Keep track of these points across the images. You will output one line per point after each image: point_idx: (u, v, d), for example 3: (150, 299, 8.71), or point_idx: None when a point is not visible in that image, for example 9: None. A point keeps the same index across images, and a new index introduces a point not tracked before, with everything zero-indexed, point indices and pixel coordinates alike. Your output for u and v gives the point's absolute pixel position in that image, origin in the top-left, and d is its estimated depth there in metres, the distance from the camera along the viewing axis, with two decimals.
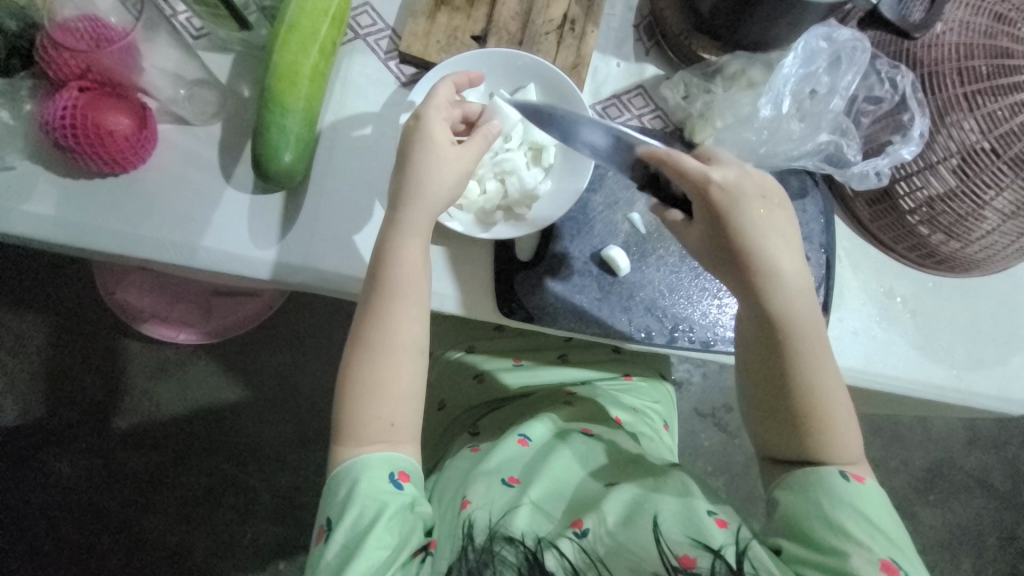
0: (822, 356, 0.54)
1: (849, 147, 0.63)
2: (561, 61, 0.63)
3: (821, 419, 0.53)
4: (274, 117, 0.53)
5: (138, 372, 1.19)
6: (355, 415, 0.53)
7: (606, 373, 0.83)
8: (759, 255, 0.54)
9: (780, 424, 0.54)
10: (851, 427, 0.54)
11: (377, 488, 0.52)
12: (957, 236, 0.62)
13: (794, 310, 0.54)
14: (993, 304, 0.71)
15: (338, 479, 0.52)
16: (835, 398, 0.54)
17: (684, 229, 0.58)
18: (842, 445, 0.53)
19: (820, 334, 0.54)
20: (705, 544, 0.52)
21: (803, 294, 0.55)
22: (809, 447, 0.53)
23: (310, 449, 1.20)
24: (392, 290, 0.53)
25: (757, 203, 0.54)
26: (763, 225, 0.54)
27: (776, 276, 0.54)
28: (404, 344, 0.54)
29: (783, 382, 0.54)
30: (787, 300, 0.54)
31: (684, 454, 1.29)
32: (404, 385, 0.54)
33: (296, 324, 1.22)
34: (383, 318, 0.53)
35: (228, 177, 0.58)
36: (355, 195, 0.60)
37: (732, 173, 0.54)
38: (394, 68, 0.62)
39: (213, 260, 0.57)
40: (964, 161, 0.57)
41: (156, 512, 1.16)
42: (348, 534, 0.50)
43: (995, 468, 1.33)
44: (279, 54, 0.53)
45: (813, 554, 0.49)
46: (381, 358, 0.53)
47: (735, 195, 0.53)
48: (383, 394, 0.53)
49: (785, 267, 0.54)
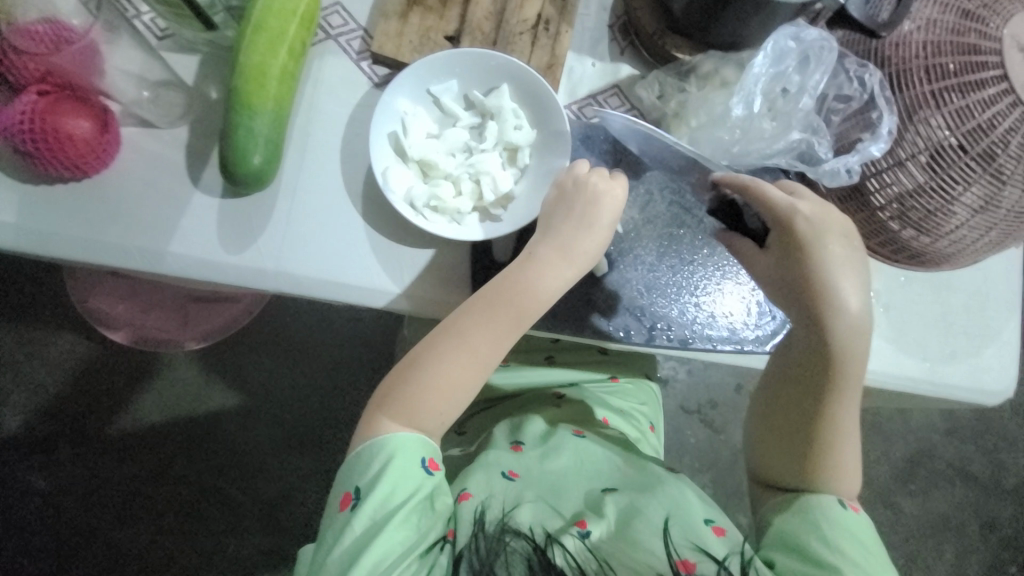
0: (851, 398, 0.55)
1: (820, 145, 0.63)
2: (535, 61, 0.63)
3: (832, 454, 0.55)
4: (241, 120, 0.51)
5: (113, 383, 1.16)
6: (417, 403, 0.53)
7: (592, 374, 0.82)
8: (826, 286, 0.54)
9: (793, 444, 0.57)
10: (853, 469, 0.56)
11: (409, 471, 0.52)
12: (927, 231, 0.63)
13: (850, 355, 0.54)
14: (964, 297, 0.73)
15: (375, 452, 0.52)
16: (848, 440, 0.56)
17: (750, 255, 0.60)
18: (843, 478, 0.55)
19: (859, 380, 0.55)
20: (709, 553, 0.52)
21: (863, 341, 0.55)
22: (809, 468, 0.55)
23: (294, 456, 1.18)
24: (472, 322, 0.54)
25: (838, 241, 0.55)
26: (839, 263, 0.54)
27: (840, 313, 0.54)
28: (482, 365, 0.54)
29: (811, 408, 0.56)
30: (848, 341, 0.54)
31: (671, 451, 1.30)
32: (461, 389, 0.54)
33: (278, 330, 1.20)
34: (480, 331, 0.54)
35: (195, 181, 0.57)
36: (327, 198, 0.59)
37: (824, 211, 0.55)
38: (366, 69, 0.62)
39: (182, 267, 0.56)
40: (934, 157, 0.59)
41: (137, 526, 1.14)
42: (376, 511, 0.50)
43: (972, 457, 1.37)
44: (246, 54, 0.52)
45: (811, 567, 0.50)
46: (460, 363, 0.53)
47: (820, 230, 0.55)
48: (451, 394, 0.53)
49: (854, 310, 0.54)
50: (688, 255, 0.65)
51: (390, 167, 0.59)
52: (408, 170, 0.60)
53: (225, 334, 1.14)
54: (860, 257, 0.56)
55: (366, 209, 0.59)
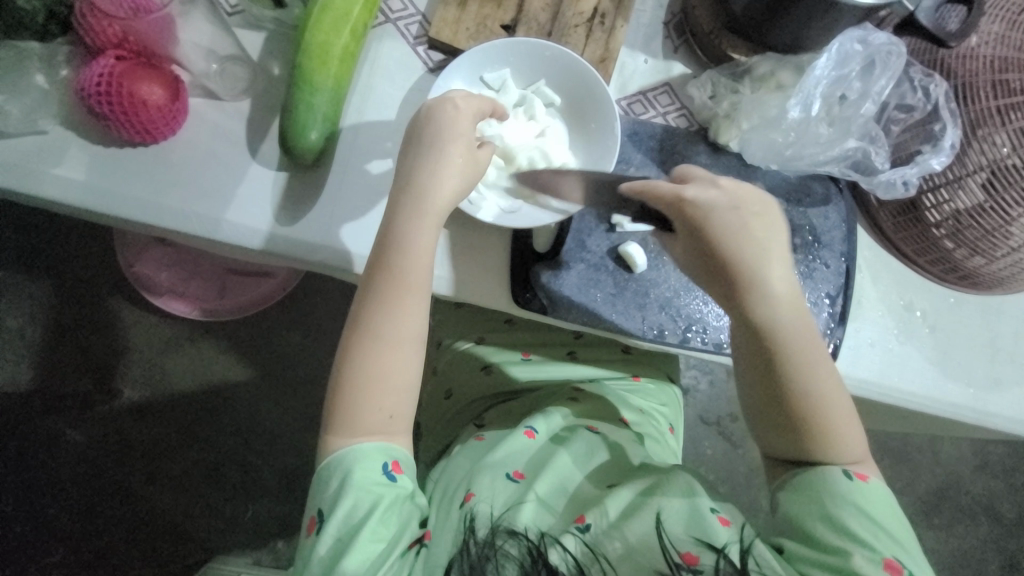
0: (817, 361, 0.53)
1: (877, 154, 0.62)
2: (589, 54, 0.63)
3: (820, 425, 0.52)
4: (303, 95, 0.53)
5: (152, 346, 1.21)
6: (355, 409, 0.53)
7: (615, 372, 0.82)
8: (738, 275, 0.52)
9: (778, 432, 0.54)
10: (853, 424, 0.53)
11: (371, 478, 0.52)
12: (982, 252, 0.60)
13: (782, 321, 0.52)
14: (1015, 323, 0.70)
15: (330, 473, 0.53)
16: (836, 402, 0.53)
17: (675, 250, 0.58)
18: (845, 449, 0.52)
19: (812, 342, 0.53)
20: (710, 544, 0.52)
21: (793, 304, 0.53)
22: (806, 449, 0.53)
23: (314, 431, 1.21)
24: (398, 293, 0.53)
25: (734, 217, 0.53)
26: (747, 241, 0.52)
27: (758, 290, 0.52)
28: (404, 336, 0.54)
29: (776, 394, 0.53)
30: (772, 314, 0.52)
31: (687, 460, 1.29)
32: (404, 376, 0.54)
33: (305, 308, 1.23)
34: (385, 309, 0.53)
35: (254, 153, 0.59)
36: (379, 177, 0.60)
37: (715, 191, 0.53)
38: (421, 54, 0.63)
39: (233, 234, 0.58)
40: (992, 177, 0.56)
41: (160, 482, 1.18)
42: (342, 529, 0.51)
43: (1002, 495, 1.31)
44: (311, 33, 0.53)
45: (815, 553, 0.49)
46: (383, 349, 0.53)
47: (710, 213, 0.52)
48: (384, 383, 0.53)
49: (773, 279, 0.52)
50: None
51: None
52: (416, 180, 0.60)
53: (258, 308, 1.18)
54: (767, 221, 0.53)
55: None
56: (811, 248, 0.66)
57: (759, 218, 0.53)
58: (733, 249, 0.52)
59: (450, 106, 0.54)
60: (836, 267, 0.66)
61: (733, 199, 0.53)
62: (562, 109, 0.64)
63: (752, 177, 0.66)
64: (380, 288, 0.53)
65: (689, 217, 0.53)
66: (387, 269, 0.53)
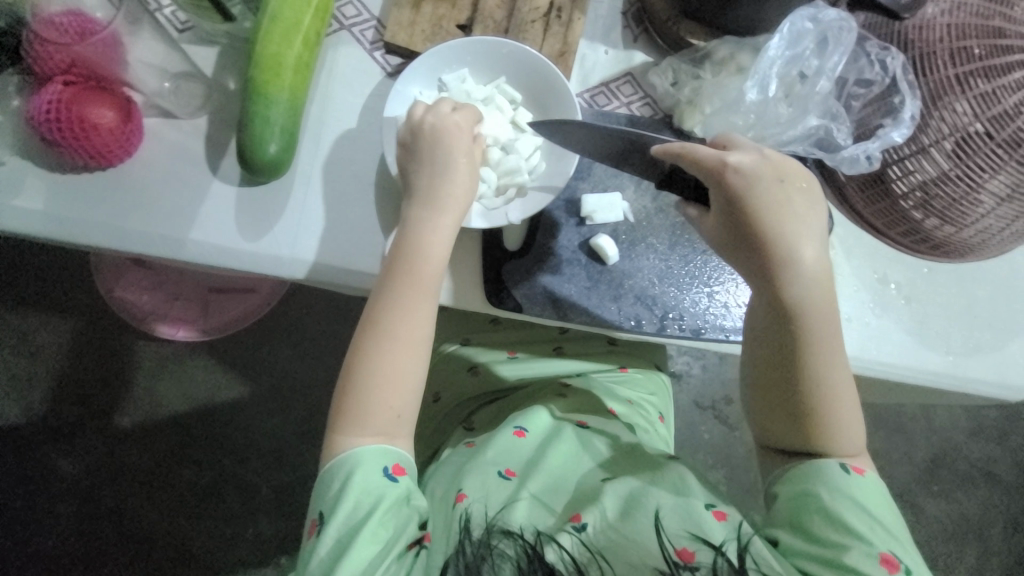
0: (835, 348, 0.52)
1: (838, 131, 0.61)
2: (547, 49, 0.63)
3: (823, 409, 0.52)
4: (258, 108, 0.53)
5: (141, 371, 1.20)
6: (363, 407, 0.53)
7: (601, 365, 0.82)
8: (776, 242, 0.51)
9: (786, 412, 0.53)
10: (856, 421, 0.53)
11: (374, 481, 0.52)
12: (951, 220, 0.61)
13: (810, 297, 0.51)
14: (990, 288, 0.71)
15: (332, 476, 0.53)
16: (840, 388, 0.53)
17: (702, 220, 0.57)
18: (842, 436, 0.52)
19: (835, 326, 0.52)
20: (707, 540, 0.51)
21: (825, 286, 0.52)
22: (811, 432, 0.52)
23: (310, 445, 1.20)
24: (410, 288, 0.54)
25: (775, 188, 0.52)
26: (789, 216, 0.52)
27: (794, 262, 0.51)
28: (415, 338, 0.54)
29: (794, 369, 0.52)
30: (804, 289, 0.51)
31: (684, 446, 1.29)
32: (410, 373, 0.54)
33: (290, 325, 1.23)
34: (399, 308, 0.54)
35: (214, 170, 0.58)
36: (344, 186, 0.60)
37: (757, 161, 0.52)
38: (378, 59, 0.62)
39: (201, 253, 0.57)
40: (959, 144, 0.57)
41: (159, 506, 1.18)
42: (341, 535, 0.51)
43: (999, 459, 1.32)
44: (262, 44, 0.53)
45: (810, 546, 0.49)
46: (392, 348, 0.54)
47: (754, 182, 0.52)
48: (392, 382, 0.54)
49: (807, 255, 0.51)
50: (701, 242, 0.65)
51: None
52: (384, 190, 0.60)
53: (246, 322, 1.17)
54: (808, 195, 0.53)
55: (381, 201, 0.60)
56: None
57: (785, 190, 0.52)
58: (766, 217, 0.51)
59: (462, 128, 0.56)
60: None
61: (764, 175, 0.52)
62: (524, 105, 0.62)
63: None
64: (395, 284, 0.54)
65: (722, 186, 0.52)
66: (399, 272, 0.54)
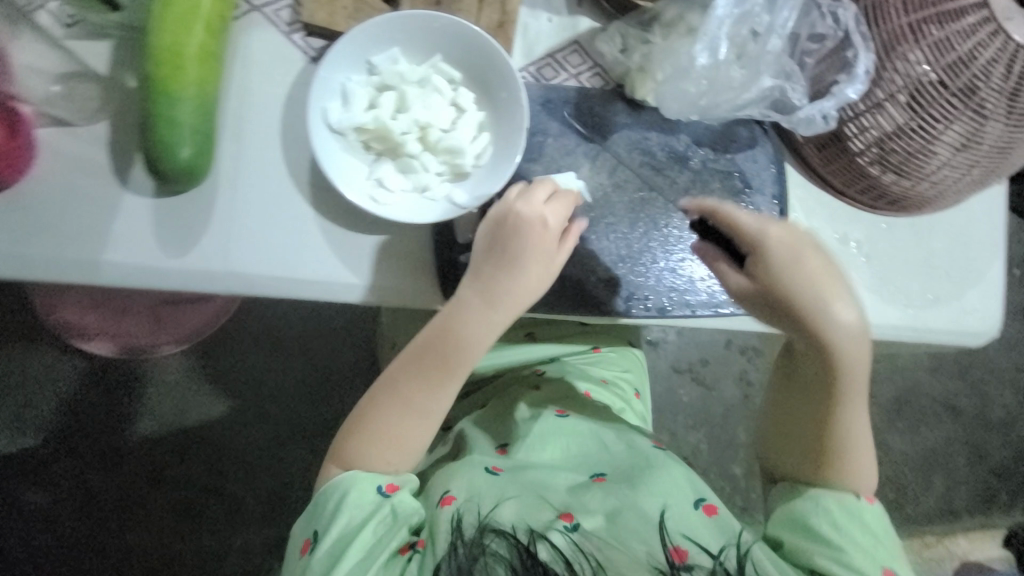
0: (859, 399, 0.55)
1: (793, 91, 0.59)
2: (485, 20, 0.57)
3: (840, 447, 0.55)
4: (160, 108, 0.47)
5: (97, 393, 1.10)
6: (366, 451, 0.54)
7: (574, 347, 0.80)
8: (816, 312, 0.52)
9: (811, 454, 0.57)
10: (869, 458, 0.57)
11: (366, 498, 0.52)
12: (908, 174, 0.60)
13: (848, 358, 0.53)
14: (947, 239, 0.71)
15: (326, 497, 0.53)
16: (859, 431, 0.56)
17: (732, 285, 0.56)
18: (860, 473, 0.56)
19: (863, 379, 0.54)
20: (704, 547, 0.51)
21: (859, 344, 0.53)
22: (830, 470, 0.56)
23: (292, 450, 1.14)
24: (431, 365, 0.54)
25: (814, 258, 0.52)
26: (829, 284, 0.52)
27: (833, 329, 0.52)
28: (427, 410, 0.55)
29: (821, 419, 0.56)
30: (842, 350, 0.53)
31: (662, 411, 1.28)
32: (418, 438, 0.55)
33: (257, 335, 1.14)
34: (417, 380, 0.55)
35: (124, 182, 0.52)
36: (274, 188, 0.54)
37: (792, 233, 0.52)
38: (298, 42, 0.56)
39: (121, 275, 0.52)
40: (913, 95, 0.55)
41: (137, 530, 1.10)
42: (333, 546, 0.51)
43: (960, 392, 1.31)
44: (156, 35, 0.47)
45: (814, 545, 0.53)
46: (405, 415, 0.55)
47: (795, 252, 0.51)
48: (401, 446, 0.55)
49: (846, 319, 0.52)
50: (661, 216, 0.62)
51: (349, 162, 0.54)
52: (319, 190, 0.55)
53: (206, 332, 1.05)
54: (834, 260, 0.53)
55: (317, 201, 0.55)
56: (743, 195, 0.64)
57: (814, 253, 0.52)
58: (806, 291, 0.51)
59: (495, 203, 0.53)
60: (770, 211, 0.64)
61: (795, 239, 0.52)
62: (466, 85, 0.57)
63: (675, 131, 0.64)
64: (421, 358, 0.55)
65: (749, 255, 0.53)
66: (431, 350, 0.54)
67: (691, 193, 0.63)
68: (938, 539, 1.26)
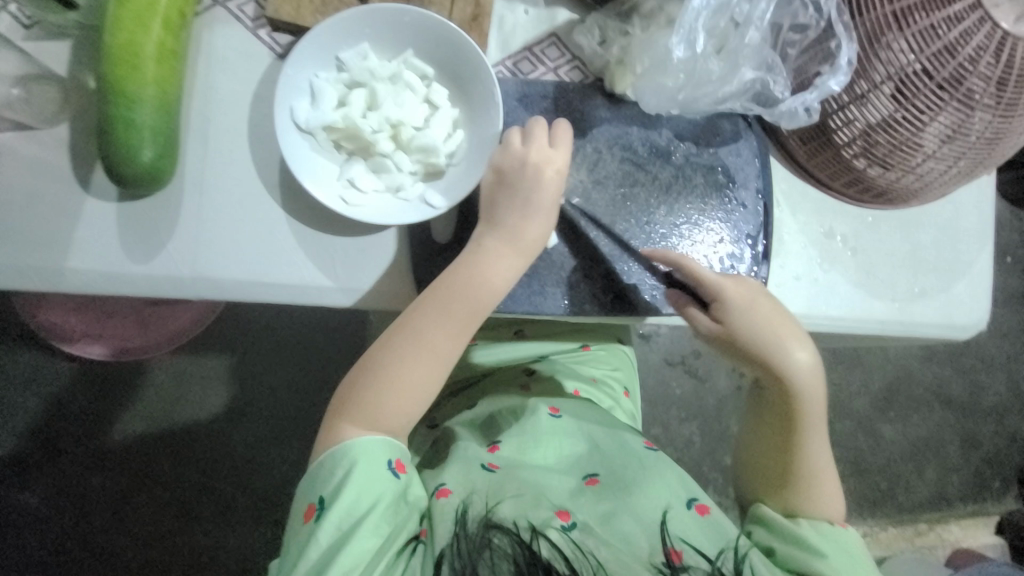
0: (820, 435, 0.56)
1: (775, 84, 0.57)
2: (458, 14, 0.56)
3: (807, 481, 0.55)
4: (120, 111, 0.45)
5: (72, 391, 1.01)
6: (375, 408, 0.50)
7: (562, 345, 0.78)
8: (769, 350, 0.55)
9: (774, 481, 0.57)
10: (837, 492, 0.56)
11: (377, 475, 0.48)
12: (893, 166, 0.59)
13: (804, 393, 0.55)
14: (934, 231, 0.70)
15: (335, 455, 0.49)
16: (823, 468, 0.56)
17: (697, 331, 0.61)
18: (825, 501, 0.55)
19: (821, 417, 0.56)
20: (700, 550, 0.49)
21: (815, 385, 0.56)
22: (797, 502, 0.55)
23: (280, 446, 1.04)
24: (452, 307, 0.51)
25: (765, 304, 0.56)
26: (780, 330, 0.56)
27: (785, 364, 0.55)
28: (444, 357, 0.51)
29: (783, 450, 0.56)
30: (796, 386, 0.55)
31: (656, 403, 1.27)
32: (432, 385, 0.51)
33: (254, 330, 1.05)
34: (438, 325, 0.51)
35: (85, 186, 0.51)
36: (243, 189, 0.53)
37: (745, 281, 0.57)
38: (264, 39, 0.54)
39: (87, 282, 0.51)
40: (900, 86, 0.54)
41: (125, 532, 1.00)
42: (344, 515, 0.47)
43: (952, 380, 1.31)
44: (111, 34, 0.46)
45: (790, 545, 0.53)
46: (422, 359, 0.50)
47: (745, 297, 0.56)
48: (412, 395, 0.50)
49: (800, 359, 0.55)
50: (643, 213, 0.61)
51: (320, 162, 0.52)
52: (289, 193, 0.54)
53: (190, 335, 0.97)
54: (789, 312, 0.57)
55: (287, 202, 0.54)
56: (726, 190, 0.63)
57: (767, 300, 0.57)
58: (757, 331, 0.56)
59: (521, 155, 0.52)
60: (754, 207, 0.63)
61: (749, 289, 0.57)
62: (439, 79, 0.55)
63: (657, 125, 0.62)
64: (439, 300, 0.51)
65: (710, 302, 0.57)
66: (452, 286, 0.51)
67: (674, 189, 0.62)
68: (930, 526, 1.26)
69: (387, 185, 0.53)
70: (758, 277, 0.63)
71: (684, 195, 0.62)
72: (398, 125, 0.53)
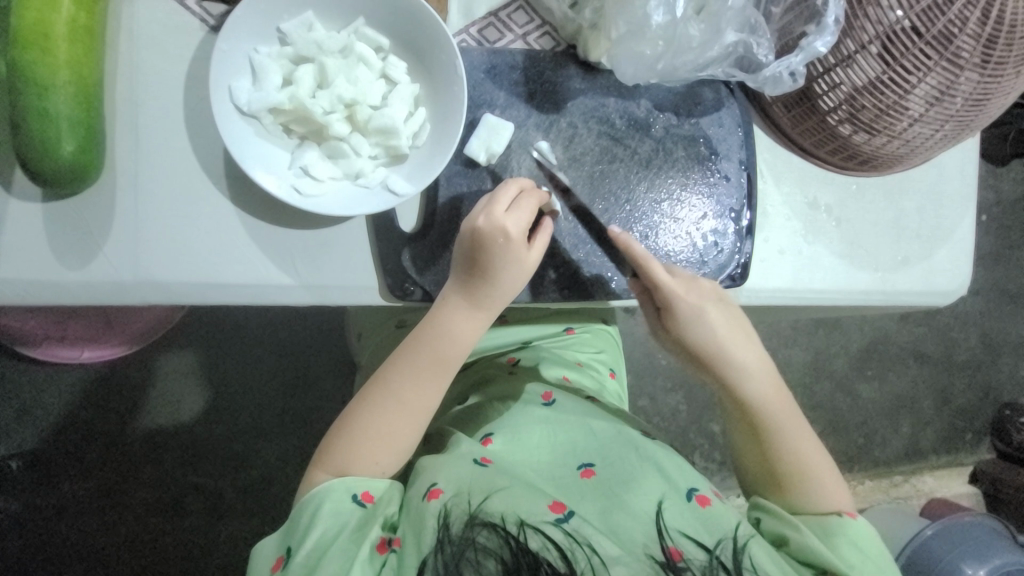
0: (795, 423, 0.55)
1: (758, 47, 0.53)
2: None
3: (795, 472, 0.54)
4: (31, 100, 0.40)
5: (42, 393, 0.96)
6: (348, 455, 0.51)
7: (546, 330, 0.75)
8: (721, 353, 0.55)
9: (769, 477, 0.55)
10: (834, 474, 0.54)
11: (343, 510, 0.48)
12: (879, 132, 0.57)
13: (760, 389, 0.55)
14: (919, 198, 0.69)
15: (304, 507, 0.49)
16: (807, 450, 0.54)
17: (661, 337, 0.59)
18: (823, 489, 0.53)
19: (789, 405, 0.56)
20: (697, 541, 0.48)
21: (768, 377, 0.56)
22: (788, 494, 0.54)
23: (262, 441, 1.01)
24: (424, 364, 0.52)
25: (716, 305, 0.55)
26: (729, 331, 0.55)
27: (736, 365, 0.55)
28: (419, 408, 0.52)
29: (768, 446, 0.55)
30: (751, 383, 0.55)
31: (643, 376, 1.26)
32: (404, 437, 0.52)
33: (227, 322, 1.00)
34: (410, 379, 0.52)
35: (8, 186, 0.46)
36: (183, 182, 0.48)
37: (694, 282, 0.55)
38: (195, 9, 0.48)
39: (16, 293, 0.46)
40: (887, 45, 0.51)
41: (111, 532, 0.98)
42: (311, 555, 0.46)
43: (927, 337, 1.34)
44: (17, 13, 0.40)
45: (783, 527, 0.51)
46: (393, 413, 0.52)
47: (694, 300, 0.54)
48: (386, 446, 0.52)
49: (747, 357, 0.55)
50: (622, 190, 0.58)
51: (268, 149, 0.48)
52: (238, 185, 0.49)
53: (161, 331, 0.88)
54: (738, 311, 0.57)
55: (235, 195, 0.49)
56: (709, 162, 0.60)
57: (718, 300, 0.56)
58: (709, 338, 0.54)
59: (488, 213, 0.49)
60: (738, 179, 0.60)
61: (700, 291, 0.55)
62: (396, 53, 0.50)
63: (634, 95, 0.58)
64: (411, 357, 0.52)
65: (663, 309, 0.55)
66: (421, 349, 0.52)
67: (654, 163, 0.59)
68: (905, 478, 1.31)
69: (346, 173, 0.49)
70: (742, 253, 0.60)
71: (664, 169, 0.59)
72: (354, 105, 0.49)
